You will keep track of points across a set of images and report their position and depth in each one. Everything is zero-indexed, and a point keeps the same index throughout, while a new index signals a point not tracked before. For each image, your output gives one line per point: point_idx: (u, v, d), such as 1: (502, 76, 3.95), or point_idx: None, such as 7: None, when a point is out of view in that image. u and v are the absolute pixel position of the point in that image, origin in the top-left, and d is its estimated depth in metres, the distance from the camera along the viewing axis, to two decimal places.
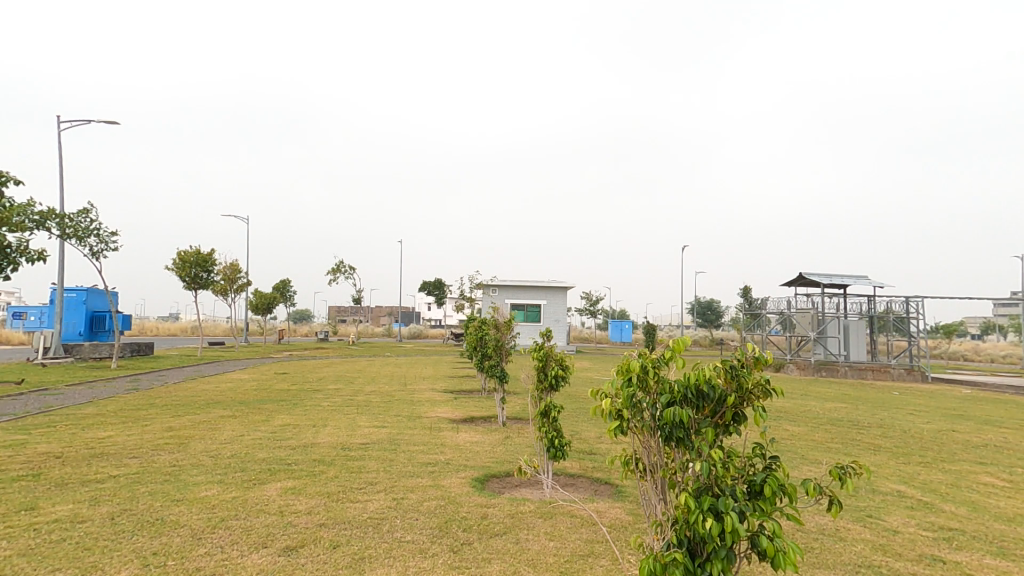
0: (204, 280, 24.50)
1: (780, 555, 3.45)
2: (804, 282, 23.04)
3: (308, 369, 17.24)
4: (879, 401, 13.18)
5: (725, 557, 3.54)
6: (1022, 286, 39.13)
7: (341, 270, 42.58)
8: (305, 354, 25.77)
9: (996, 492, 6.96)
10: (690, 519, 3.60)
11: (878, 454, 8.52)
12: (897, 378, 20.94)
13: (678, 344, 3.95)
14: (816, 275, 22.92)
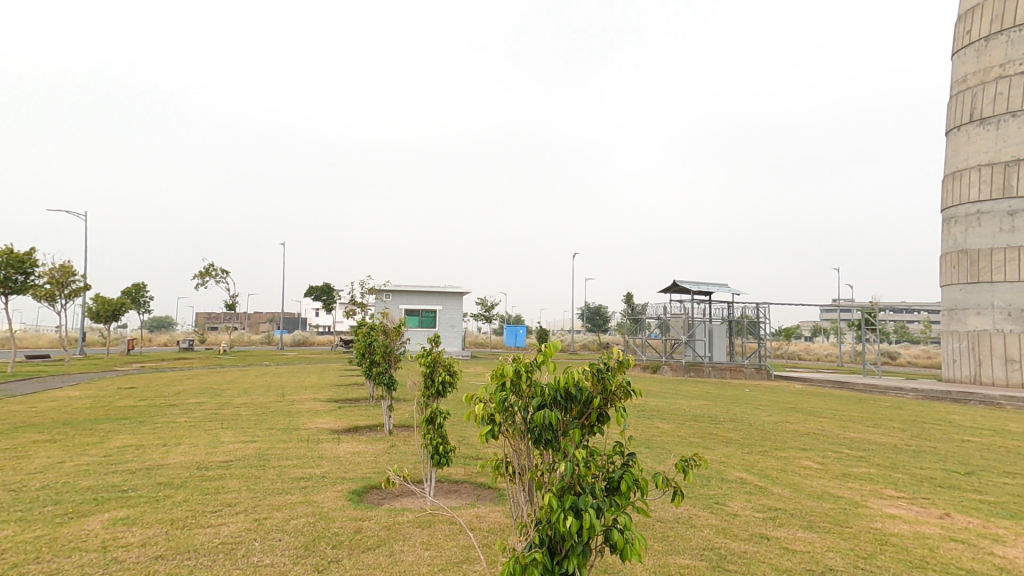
0: (17, 284, 21.01)
1: (628, 547, 3.72)
2: (678, 290, 25.31)
3: (165, 382, 15.55)
4: (732, 398, 14.88)
5: (581, 552, 3.77)
6: (845, 296, 46.58)
7: (210, 272, 38.91)
8: (164, 365, 23.10)
9: (812, 474, 8.20)
10: (552, 518, 3.79)
11: (728, 446, 9.62)
12: (749, 377, 23.68)
13: (550, 349, 4.11)
14: (688, 283, 25.28)
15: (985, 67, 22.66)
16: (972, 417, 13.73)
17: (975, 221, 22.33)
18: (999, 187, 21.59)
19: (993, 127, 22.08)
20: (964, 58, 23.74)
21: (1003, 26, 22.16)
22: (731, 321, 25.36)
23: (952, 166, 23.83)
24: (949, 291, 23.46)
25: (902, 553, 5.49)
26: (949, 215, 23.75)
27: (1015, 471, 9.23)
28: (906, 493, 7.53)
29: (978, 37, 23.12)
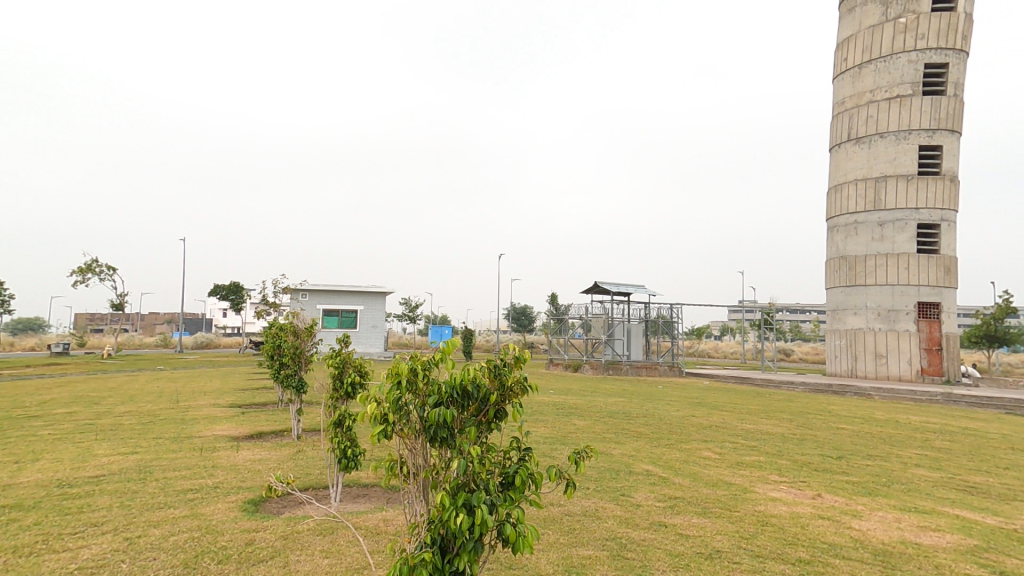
0: None
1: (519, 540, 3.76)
2: (599, 291, 26.14)
3: (30, 390, 13.82)
4: (644, 394, 15.62)
5: (472, 548, 3.80)
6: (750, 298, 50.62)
7: (91, 270, 35.16)
8: (32, 372, 20.46)
9: (710, 463, 9.15)
10: (444, 517, 3.76)
11: (638, 440, 10.19)
12: (662, 374, 25.23)
13: (448, 347, 4.05)
14: (608, 284, 26.18)
15: (858, 92, 25.29)
16: (848, 407, 15.38)
17: (852, 230, 24.77)
18: (871, 200, 24.19)
19: (866, 146, 24.72)
20: (842, 82, 26.33)
21: (872, 56, 24.84)
22: (648, 321, 26.58)
23: (833, 179, 26.30)
24: (831, 293, 25.86)
25: (779, 532, 6.67)
26: (831, 223, 26.14)
27: (876, 455, 10.62)
28: (787, 477, 8.89)
29: (853, 64, 25.74)
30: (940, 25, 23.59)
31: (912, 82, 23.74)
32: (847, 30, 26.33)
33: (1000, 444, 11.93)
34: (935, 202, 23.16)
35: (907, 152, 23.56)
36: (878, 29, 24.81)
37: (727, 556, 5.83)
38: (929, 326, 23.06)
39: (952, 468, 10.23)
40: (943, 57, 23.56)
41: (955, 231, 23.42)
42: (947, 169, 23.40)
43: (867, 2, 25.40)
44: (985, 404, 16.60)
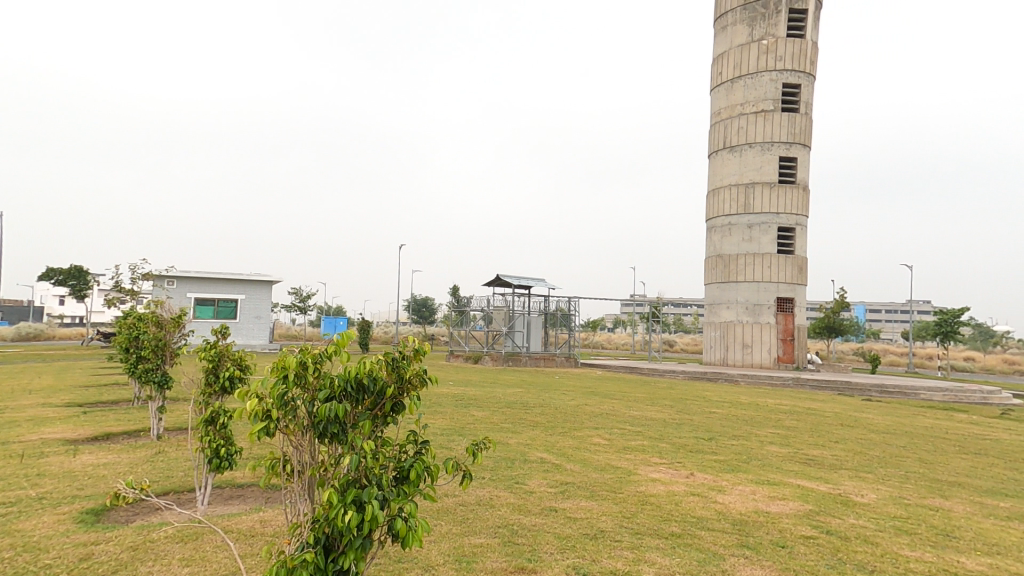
0: None
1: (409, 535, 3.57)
2: (500, 284, 26.41)
3: None
4: (542, 384, 16.06)
5: (359, 546, 3.58)
6: (640, 294, 54.27)
7: None
8: None
9: (600, 449, 9.79)
10: (330, 514, 3.48)
11: (534, 429, 10.46)
12: (560, 365, 26.13)
13: (342, 339, 3.72)
14: (510, 277, 26.55)
15: (731, 104, 27.96)
16: (720, 392, 17.04)
17: (727, 231, 27.40)
18: (742, 204, 26.94)
19: (737, 155, 27.44)
20: (717, 94, 28.92)
21: (742, 72, 27.60)
22: (547, 313, 27.34)
23: (711, 183, 28.85)
24: (709, 288, 28.42)
25: (656, 510, 7.54)
26: (710, 224, 28.66)
27: (740, 436, 11.85)
28: (666, 459, 9.74)
29: (726, 78, 28.38)
30: (795, 50, 26.81)
31: (774, 99, 26.75)
32: (721, 45, 28.93)
33: (834, 422, 13.91)
34: (791, 208, 26.39)
35: (770, 162, 26.55)
36: (746, 48, 27.59)
37: (611, 535, 6.59)
38: (785, 319, 26.33)
39: (797, 444, 11.77)
40: (797, 79, 26.81)
41: (807, 233, 26.80)
42: (800, 179, 26.72)
43: (738, 23, 28.11)
44: (825, 387, 19.28)
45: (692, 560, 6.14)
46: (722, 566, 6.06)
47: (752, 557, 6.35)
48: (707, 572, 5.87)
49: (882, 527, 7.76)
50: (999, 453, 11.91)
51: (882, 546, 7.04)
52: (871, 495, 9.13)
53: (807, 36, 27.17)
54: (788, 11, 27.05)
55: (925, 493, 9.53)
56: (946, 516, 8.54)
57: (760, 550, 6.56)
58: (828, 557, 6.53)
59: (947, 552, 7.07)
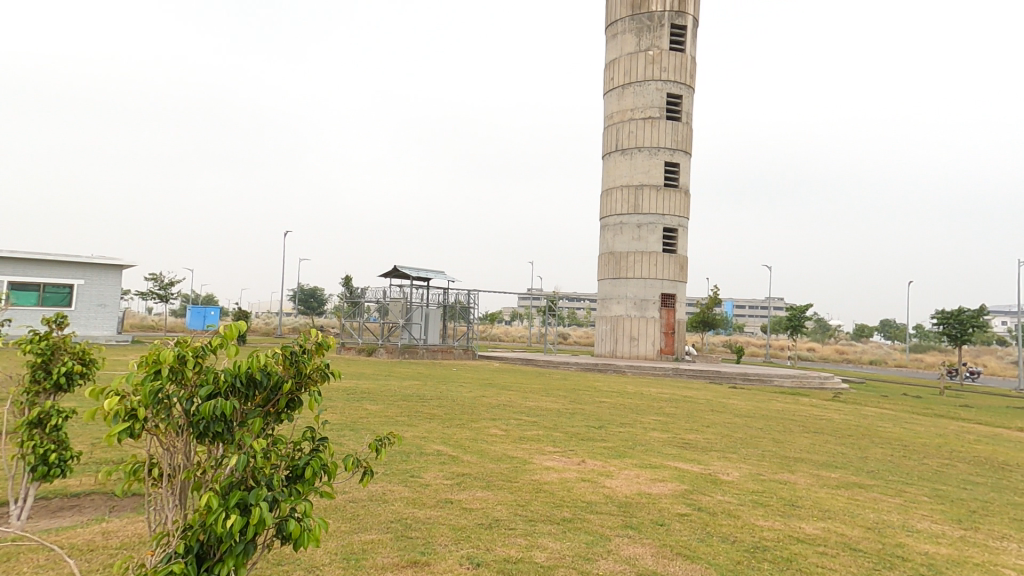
0: None
1: (304, 534, 3.27)
2: (398, 275, 25.60)
3: None
4: (439, 377, 15.80)
5: (241, 551, 3.15)
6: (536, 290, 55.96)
7: None
8: None
9: (496, 440, 9.85)
10: (208, 520, 3.02)
11: (430, 421, 10.23)
12: (457, 357, 26.04)
13: (231, 331, 3.23)
14: (408, 268, 25.87)
15: (622, 109, 29.75)
16: (609, 382, 18.04)
17: (619, 229, 29.10)
18: (632, 204, 28.81)
19: (628, 157, 29.28)
20: (609, 98, 30.61)
21: (632, 79, 29.52)
22: (446, 306, 27.05)
23: (603, 184, 30.46)
24: (601, 284, 29.98)
25: (549, 496, 7.75)
26: (602, 223, 30.22)
27: (627, 423, 12.61)
28: (559, 447, 10.08)
29: (617, 84, 30.14)
30: (677, 63, 29.22)
31: (659, 107, 28.95)
32: (612, 53, 30.68)
33: (705, 408, 15.35)
34: (674, 210, 28.72)
35: (656, 166, 28.67)
36: (635, 57, 29.56)
37: (505, 524, 6.63)
38: (667, 313, 28.67)
39: (675, 429, 12.81)
40: (679, 90, 29.24)
41: (688, 233, 29.25)
42: (682, 183, 29.14)
43: (627, 31, 30.03)
44: (699, 377, 21.25)
45: (582, 543, 6.35)
46: (608, 546, 6.34)
47: (634, 536, 6.73)
48: (594, 553, 6.11)
49: (742, 501, 8.68)
50: (832, 431, 13.94)
51: (742, 518, 7.86)
52: (735, 473, 10.18)
53: (688, 52, 29.74)
54: (670, 26, 29.43)
55: (777, 469, 10.85)
56: (792, 488, 9.79)
57: (642, 529, 6.97)
58: (699, 531, 7.13)
59: (791, 519, 8.09)
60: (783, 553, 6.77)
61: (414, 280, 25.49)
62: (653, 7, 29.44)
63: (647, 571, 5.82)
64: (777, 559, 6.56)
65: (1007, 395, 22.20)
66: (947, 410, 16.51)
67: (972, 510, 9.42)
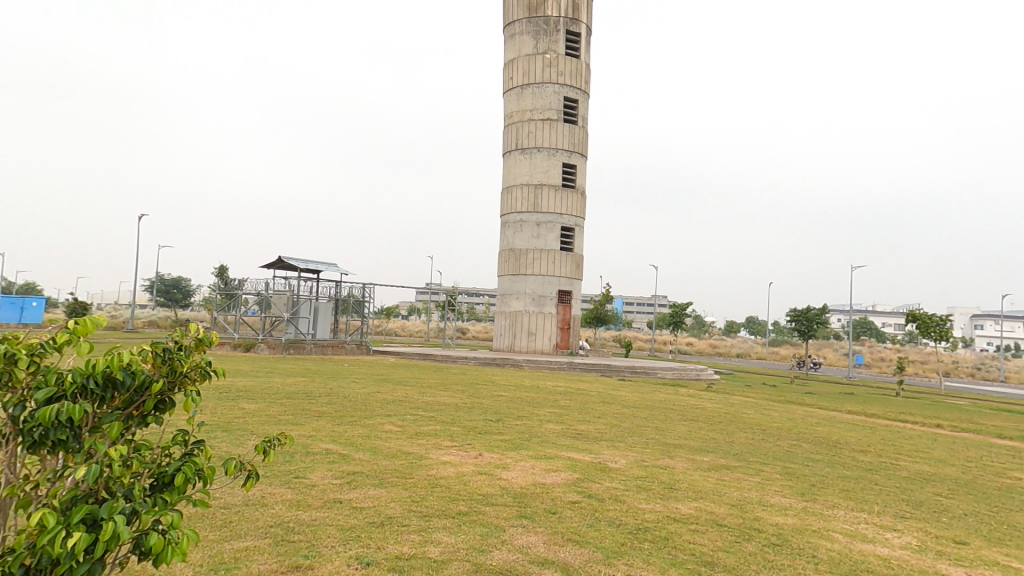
0: None
1: (168, 548, 2.87)
2: (282, 267, 24.13)
3: None
4: (329, 373, 15.07)
5: (89, 572, 2.77)
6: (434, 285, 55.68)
7: None
8: None
9: (391, 436, 9.65)
10: (43, 539, 2.61)
11: (319, 419, 9.75)
12: (350, 353, 25.06)
13: (82, 325, 2.85)
14: (294, 260, 24.49)
15: (521, 109, 30.44)
16: (506, 376, 18.42)
17: (519, 227, 29.74)
18: (532, 203, 29.59)
19: (528, 156, 30.02)
20: (509, 97, 31.15)
21: (531, 80, 30.30)
22: (338, 300, 26.12)
23: (504, 181, 30.95)
24: (500, 279, 30.47)
25: (446, 491, 7.76)
26: (503, 219, 30.68)
27: (523, 416, 12.96)
28: (456, 441, 10.12)
29: (517, 84, 30.78)
30: (573, 68, 30.50)
31: (556, 109, 30.04)
32: (511, 52, 31.26)
33: (597, 399, 16.26)
34: (571, 210, 29.96)
35: (555, 167, 29.73)
36: (533, 59, 30.39)
37: (398, 521, 6.52)
38: (563, 309, 30.00)
39: (569, 420, 13.42)
40: (575, 95, 30.54)
41: (584, 233, 30.67)
42: (579, 185, 30.47)
43: (524, 33, 30.76)
44: (591, 370, 22.43)
45: (476, 535, 6.44)
46: (503, 537, 6.49)
47: (528, 525, 6.96)
48: (488, 544, 6.22)
49: (627, 486, 9.32)
50: (705, 418, 15.44)
51: (627, 502, 8.45)
52: (622, 461, 10.91)
53: (583, 58, 31.14)
54: (565, 32, 30.62)
55: (658, 455, 11.79)
56: (671, 472, 10.70)
57: (535, 518, 7.23)
58: (588, 517, 7.55)
59: (670, 501, 8.85)
60: (660, 533, 7.37)
61: (301, 273, 24.21)
62: (549, 12, 30.45)
63: (538, 558, 6.04)
64: (656, 539, 7.14)
65: (841, 382, 26.16)
66: (795, 396, 19.05)
67: (813, 484, 10.97)
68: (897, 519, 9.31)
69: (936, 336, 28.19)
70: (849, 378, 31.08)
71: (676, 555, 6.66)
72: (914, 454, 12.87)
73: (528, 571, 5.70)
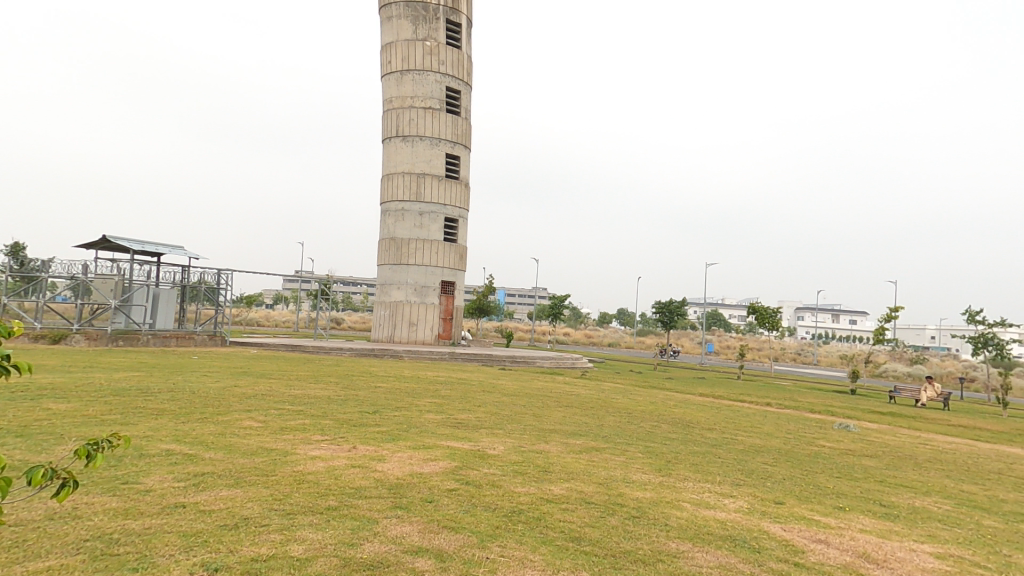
0: None
1: None
2: (109, 248, 21.67)
3: None
4: (171, 367, 13.67)
5: None
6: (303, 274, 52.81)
7: None
8: None
9: (251, 433, 9.04)
10: None
11: (159, 419, 8.85)
12: (200, 345, 23.08)
13: None
14: (126, 241, 22.06)
15: (402, 95, 29.75)
16: (383, 367, 18.07)
17: (400, 216, 29.12)
18: (415, 192, 29.13)
19: (409, 144, 29.45)
20: (388, 81, 30.29)
21: (411, 66, 29.71)
22: (185, 286, 24.26)
23: (384, 168, 30.10)
24: (381, 269, 29.72)
25: (313, 486, 7.46)
26: (384, 207, 29.88)
27: (401, 407, 12.82)
28: (328, 435, 9.74)
29: (396, 69, 30.02)
30: (453, 58, 30.44)
31: (438, 99, 29.81)
32: (389, 35, 30.38)
33: (477, 388, 16.59)
34: (455, 201, 30.02)
35: (438, 157, 29.54)
36: (412, 45, 29.82)
37: (256, 521, 6.15)
38: (445, 300, 30.16)
39: (448, 410, 13.52)
40: (457, 85, 30.52)
41: (469, 224, 30.96)
42: (462, 176, 30.61)
43: (402, 17, 30.02)
44: (472, 360, 22.77)
45: (346, 529, 6.27)
46: (375, 529, 6.40)
47: (402, 515, 6.93)
48: (359, 538, 6.11)
49: (504, 471, 9.66)
50: (579, 404, 16.44)
51: (503, 487, 8.75)
52: (501, 447, 11.26)
53: (464, 49, 31.21)
54: (445, 21, 30.47)
55: (534, 440, 12.34)
56: (546, 456, 11.24)
57: (411, 508, 7.22)
58: (464, 504, 7.70)
59: (544, 483, 9.32)
60: (534, 514, 7.75)
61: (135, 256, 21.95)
62: None
63: (412, 547, 6.05)
64: (529, 519, 7.49)
65: (696, 367, 29.35)
66: (658, 381, 20.98)
67: (669, 460, 12.20)
68: (734, 487, 10.68)
69: (770, 326, 32.72)
70: (703, 364, 34.98)
71: (547, 534, 7.04)
72: (749, 430, 14.83)
73: (399, 560, 5.70)
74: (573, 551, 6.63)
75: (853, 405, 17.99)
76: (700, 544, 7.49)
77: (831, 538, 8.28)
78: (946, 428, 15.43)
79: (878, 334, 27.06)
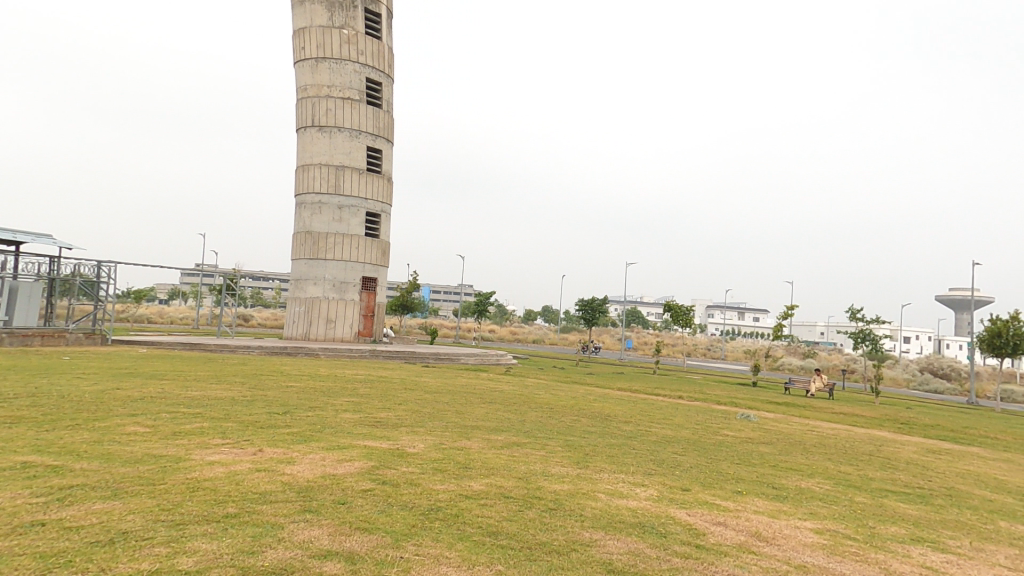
0: None
1: None
2: None
3: None
4: (36, 370, 12.41)
5: None
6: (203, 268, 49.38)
7: None
8: None
9: (136, 439, 8.41)
10: None
11: (17, 428, 8.04)
12: (72, 344, 22.21)
13: None
14: None
15: (318, 84, 28.67)
16: (296, 366, 17.39)
17: (317, 209, 28.05)
18: (333, 184, 28.18)
19: (327, 136, 28.43)
20: (303, 69, 29.08)
21: (327, 54, 28.69)
22: (54, 280, 22.51)
23: (300, 159, 28.89)
24: (296, 264, 28.56)
25: (210, 494, 7.05)
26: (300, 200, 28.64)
27: (315, 407, 12.40)
28: (230, 439, 9.23)
29: (310, 57, 28.87)
30: (373, 48, 29.73)
31: (358, 89, 29.02)
32: (303, 21, 29.16)
33: (399, 386, 16.36)
34: (377, 196, 29.36)
35: (358, 150, 28.76)
36: (329, 32, 28.78)
37: (137, 535, 5.73)
38: (366, 296, 29.46)
39: (368, 409, 13.23)
40: (377, 77, 29.85)
41: (391, 220, 30.43)
42: (384, 170, 30.02)
43: (317, 3, 28.93)
44: (394, 357, 22.44)
45: (246, 537, 5.97)
46: (279, 535, 6.15)
47: (311, 519, 6.70)
48: (261, 545, 5.84)
49: (423, 469, 9.58)
50: (502, 400, 16.60)
51: (421, 485, 8.67)
52: (420, 445, 11.15)
53: (384, 40, 30.59)
54: (364, 11, 29.71)
55: (457, 437, 12.33)
56: (467, 453, 11.27)
57: (320, 511, 6.99)
58: (379, 504, 7.56)
59: (463, 480, 9.34)
60: (451, 511, 7.73)
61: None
62: None
63: (319, 551, 5.87)
64: (446, 516, 7.46)
65: (620, 362, 30.51)
66: (580, 377, 21.58)
67: (587, 453, 12.59)
68: (646, 476, 11.19)
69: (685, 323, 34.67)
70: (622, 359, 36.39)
71: (463, 530, 7.07)
72: (662, 422, 15.58)
73: (304, 566, 5.51)
74: (489, 545, 6.69)
75: (754, 396, 19.42)
76: (612, 532, 7.78)
77: (729, 520, 8.87)
78: (831, 415, 17.02)
79: (777, 330, 29.38)
